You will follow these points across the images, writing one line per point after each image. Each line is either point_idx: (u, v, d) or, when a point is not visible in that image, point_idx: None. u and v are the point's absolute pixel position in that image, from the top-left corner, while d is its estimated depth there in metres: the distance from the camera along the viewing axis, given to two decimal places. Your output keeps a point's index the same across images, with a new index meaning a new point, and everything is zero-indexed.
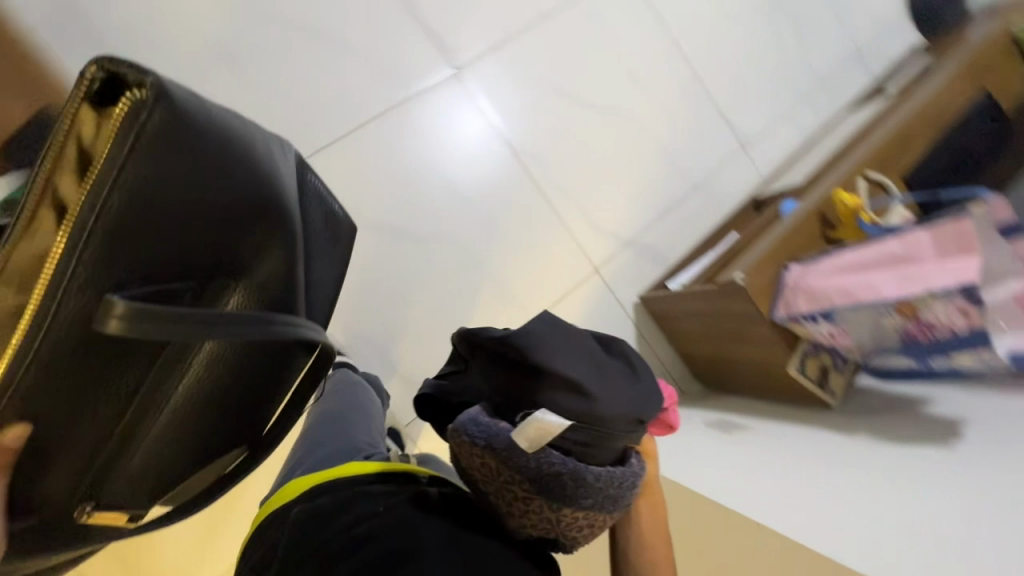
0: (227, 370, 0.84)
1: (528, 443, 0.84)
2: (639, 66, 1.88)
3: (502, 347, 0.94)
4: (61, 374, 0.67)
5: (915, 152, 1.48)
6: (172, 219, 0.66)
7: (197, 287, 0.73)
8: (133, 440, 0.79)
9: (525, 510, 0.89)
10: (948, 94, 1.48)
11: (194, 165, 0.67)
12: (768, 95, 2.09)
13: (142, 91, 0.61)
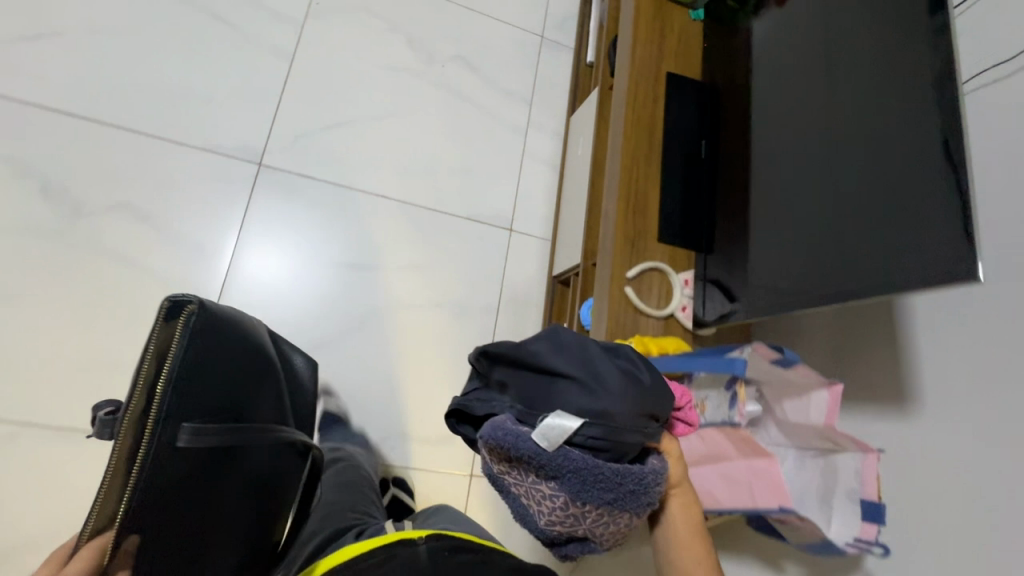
0: (247, 510, 0.57)
1: (546, 443, 0.57)
2: (351, 246, 1.19)
3: (503, 360, 0.64)
4: (168, 501, 0.47)
5: (660, 187, 0.99)
6: (203, 395, 0.51)
7: (242, 422, 0.55)
8: (229, 535, 0.55)
9: (544, 511, 0.62)
10: (643, 110, 1.02)
11: (212, 348, 0.52)
12: (490, 150, 1.35)
13: (188, 312, 0.50)
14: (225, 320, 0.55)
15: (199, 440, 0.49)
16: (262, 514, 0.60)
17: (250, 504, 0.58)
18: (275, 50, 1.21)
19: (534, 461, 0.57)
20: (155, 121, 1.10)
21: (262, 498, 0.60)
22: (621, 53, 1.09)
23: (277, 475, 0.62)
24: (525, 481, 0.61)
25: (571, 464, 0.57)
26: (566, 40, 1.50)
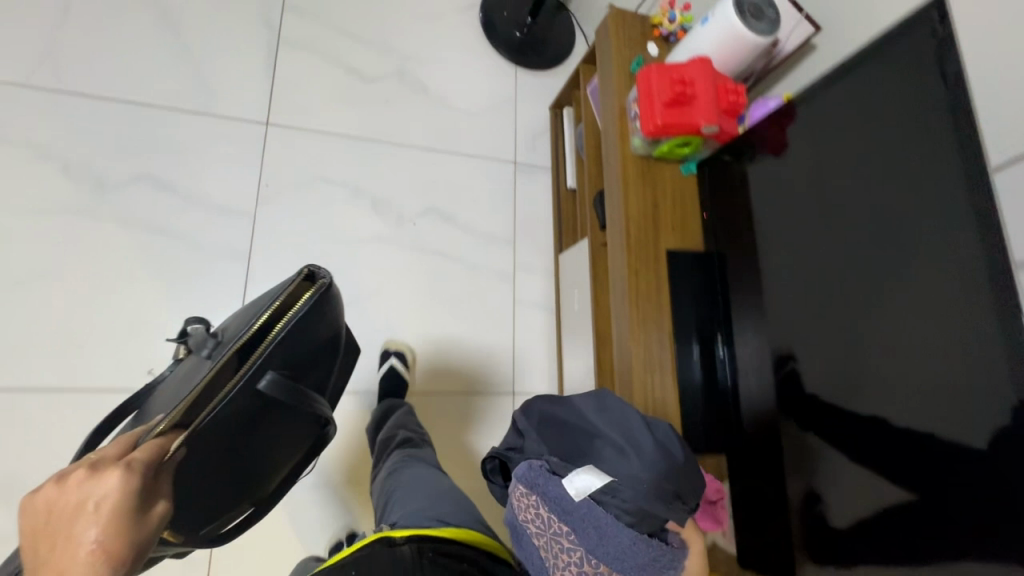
0: (280, 438, 0.79)
1: (573, 489, 0.62)
2: (349, 456, 1.11)
3: (543, 415, 0.74)
4: (228, 419, 0.69)
5: (677, 395, 0.90)
6: (298, 356, 0.76)
7: (315, 379, 0.81)
8: (271, 455, 0.79)
9: (557, 564, 0.63)
10: (645, 306, 0.92)
11: (308, 333, 0.77)
12: (479, 305, 1.25)
13: (316, 284, 0.76)
14: (331, 302, 0.80)
15: (275, 388, 0.72)
16: (281, 446, 0.81)
17: (272, 446, 0.79)
18: (231, 253, 1.11)
19: (557, 504, 0.62)
20: (110, 370, 1.01)
21: (281, 436, 0.79)
22: (612, 231, 0.99)
23: (295, 426, 0.80)
24: (546, 531, 0.63)
25: (592, 520, 0.60)
26: (543, 160, 1.40)
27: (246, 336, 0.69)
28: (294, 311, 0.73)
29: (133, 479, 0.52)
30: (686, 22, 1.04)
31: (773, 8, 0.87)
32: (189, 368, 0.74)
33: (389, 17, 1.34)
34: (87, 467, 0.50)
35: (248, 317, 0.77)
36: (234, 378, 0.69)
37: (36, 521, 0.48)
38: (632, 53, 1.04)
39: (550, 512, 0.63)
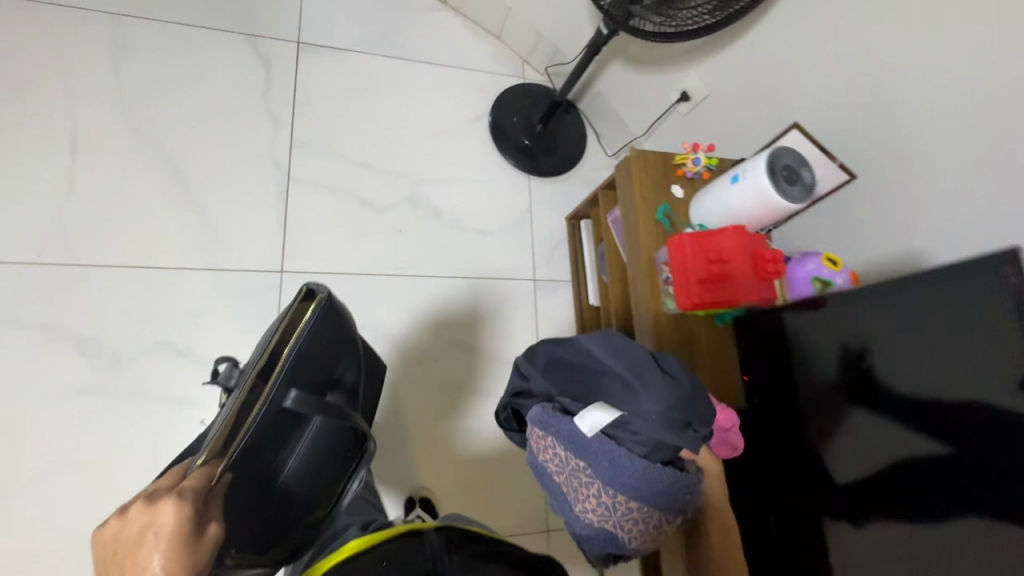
0: (325, 453, 0.83)
1: (584, 425, 0.72)
2: None
3: (551, 363, 0.83)
4: (262, 435, 0.73)
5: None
6: (314, 372, 0.80)
7: (339, 386, 0.84)
8: (324, 469, 0.83)
9: (582, 499, 0.74)
10: None
11: (319, 348, 0.80)
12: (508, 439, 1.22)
13: (317, 300, 0.81)
14: (338, 313, 0.85)
15: (302, 403, 0.73)
16: (331, 461, 0.84)
17: (319, 465, 0.82)
18: None
19: (570, 442, 0.73)
20: None
21: (324, 451, 0.83)
22: None
23: (333, 446, 0.84)
24: (566, 467, 0.75)
25: (605, 453, 0.71)
26: (563, 273, 1.36)
27: (266, 358, 0.76)
28: (298, 335, 0.77)
29: (183, 511, 0.56)
30: (711, 163, 1.01)
31: (809, 172, 0.83)
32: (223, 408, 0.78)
33: (397, 139, 1.32)
34: (145, 504, 0.57)
35: (263, 347, 0.82)
36: (265, 391, 0.73)
37: (109, 550, 0.55)
38: (657, 200, 1.00)
39: (563, 450, 0.75)
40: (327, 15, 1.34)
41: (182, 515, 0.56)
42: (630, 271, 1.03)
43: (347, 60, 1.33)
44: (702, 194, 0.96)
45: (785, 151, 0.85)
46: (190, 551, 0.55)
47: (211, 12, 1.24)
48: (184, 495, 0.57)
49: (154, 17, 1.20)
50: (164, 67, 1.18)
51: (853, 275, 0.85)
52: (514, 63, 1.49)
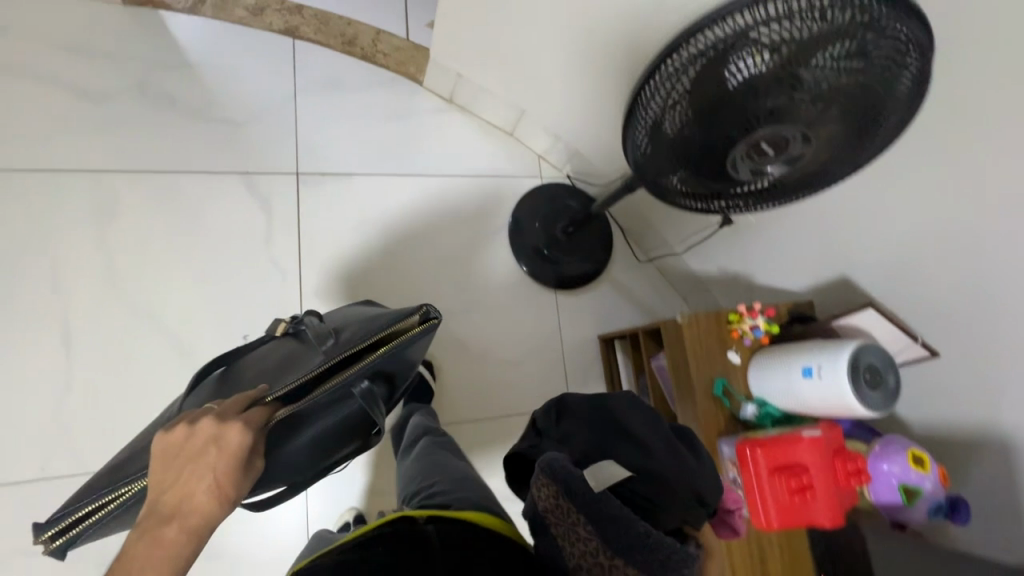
0: (331, 439, 0.84)
1: (593, 479, 0.61)
2: None
3: (577, 412, 0.67)
4: (314, 405, 0.76)
5: None
6: (386, 371, 0.83)
7: (387, 387, 0.89)
8: (312, 448, 0.82)
9: (574, 553, 0.57)
10: None
11: (405, 357, 0.84)
12: None
13: (429, 320, 0.80)
14: (424, 341, 0.85)
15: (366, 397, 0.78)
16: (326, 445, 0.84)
17: (320, 444, 0.84)
18: None
19: (580, 496, 0.55)
20: None
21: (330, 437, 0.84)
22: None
23: (339, 434, 0.85)
24: (564, 520, 0.56)
25: (613, 511, 0.54)
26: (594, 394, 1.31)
27: (365, 343, 0.76)
28: (398, 341, 0.78)
29: (246, 441, 0.56)
30: (772, 329, 0.91)
31: (895, 377, 0.75)
32: (297, 352, 0.82)
33: (413, 269, 1.24)
34: (217, 417, 0.56)
35: (361, 327, 0.85)
36: (345, 374, 0.76)
37: (168, 451, 0.54)
38: (709, 368, 0.92)
39: (567, 502, 0.56)
40: (328, 137, 1.24)
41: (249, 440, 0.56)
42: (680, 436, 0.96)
43: (352, 185, 1.23)
44: (765, 366, 0.88)
45: (869, 348, 0.77)
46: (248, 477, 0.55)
47: (202, 155, 1.14)
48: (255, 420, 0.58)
49: (141, 171, 1.10)
50: (155, 228, 1.09)
51: (940, 474, 0.78)
52: (530, 161, 1.37)
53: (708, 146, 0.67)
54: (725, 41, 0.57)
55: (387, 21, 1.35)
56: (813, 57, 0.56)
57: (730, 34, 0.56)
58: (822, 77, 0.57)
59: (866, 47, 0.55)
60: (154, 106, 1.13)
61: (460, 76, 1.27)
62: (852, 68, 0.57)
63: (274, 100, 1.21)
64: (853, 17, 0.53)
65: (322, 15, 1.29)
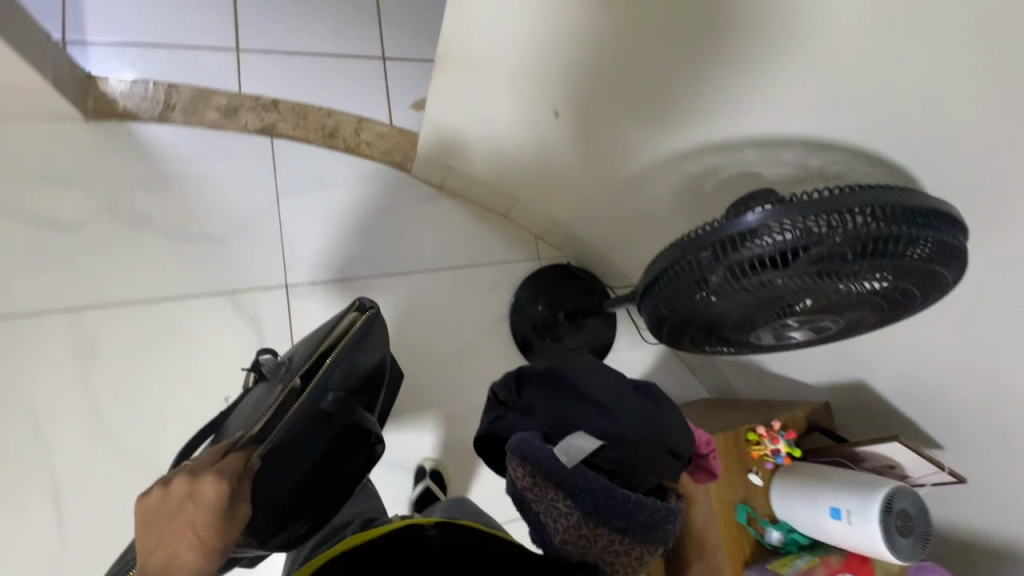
0: (338, 454, 0.87)
1: (566, 456, 0.63)
2: None
3: (542, 396, 0.74)
4: (297, 432, 0.78)
5: None
6: (351, 377, 0.85)
7: (369, 394, 0.91)
8: (330, 469, 0.87)
9: (559, 529, 0.64)
10: None
11: (363, 357, 0.86)
12: None
13: (361, 313, 0.83)
14: (376, 332, 0.87)
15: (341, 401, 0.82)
16: (338, 461, 0.88)
17: (334, 465, 0.87)
18: None
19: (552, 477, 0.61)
20: None
21: (337, 455, 0.87)
22: None
23: (347, 448, 0.88)
24: (544, 497, 0.64)
25: (586, 483, 0.61)
26: None
27: (316, 356, 0.79)
28: (345, 341, 0.81)
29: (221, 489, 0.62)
30: (794, 452, 0.91)
31: (926, 526, 0.74)
32: (260, 395, 0.80)
33: (414, 372, 1.21)
34: (188, 475, 0.62)
35: (310, 343, 0.85)
36: (304, 391, 0.78)
37: (151, 520, 0.60)
38: (731, 491, 0.90)
39: (543, 482, 0.63)
40: (315, 241, 1.18)
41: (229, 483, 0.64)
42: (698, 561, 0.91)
43: (345, 290, 1.18)
44: (790, 488, 0.87)
45: (902, 492, 0.75)
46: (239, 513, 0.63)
47: (184, 277, 1.09)
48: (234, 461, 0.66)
49: (121, 303, 1.05)
50: (139, 364, 1.03)
51: None
52: (526, 244, 1.33)
53: (727, 326, 0.64)
54: (761, 259, 0.53)
55: (369, 106, 1.28)
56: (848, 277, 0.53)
57: (769, 252, 0.52)
58: (849, 287, 0.55)
59: (900, 266, 0.53)
60: (130, 230, 1.07)
61: (449, 167, 1.21)
62: (887, 283, 0.54)
63: (256, 207, 1.16)
64: (894, 245, 0.50)
65: (300, 107, 1.22)
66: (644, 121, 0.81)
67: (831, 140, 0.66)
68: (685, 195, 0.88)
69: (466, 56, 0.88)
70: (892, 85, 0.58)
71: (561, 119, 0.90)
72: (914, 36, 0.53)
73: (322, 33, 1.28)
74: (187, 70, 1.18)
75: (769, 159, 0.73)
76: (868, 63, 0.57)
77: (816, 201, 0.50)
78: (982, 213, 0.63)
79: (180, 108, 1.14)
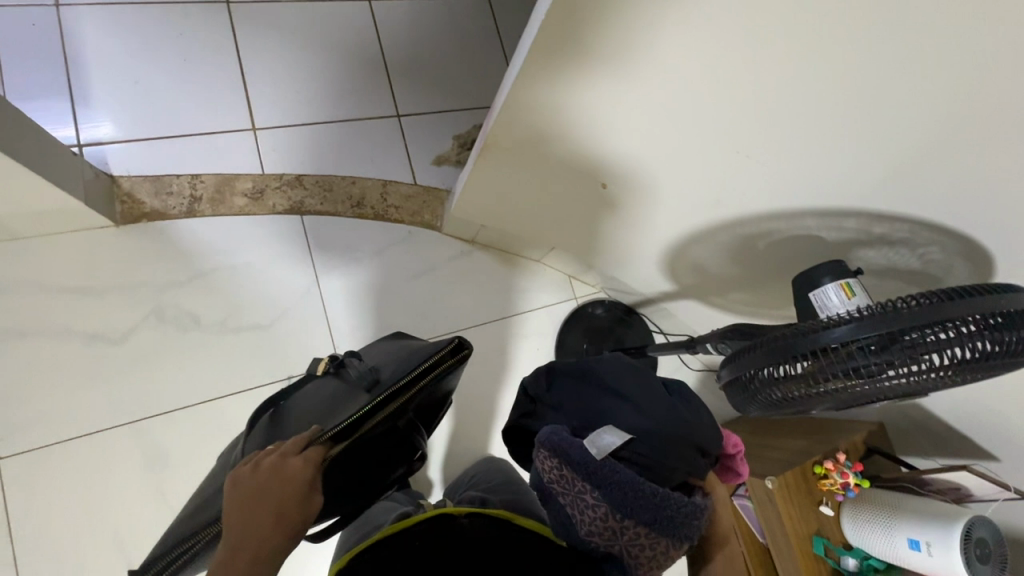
0: (380, 467, 0.90)
1: (594, 449, 0.62)
2: None
3: (570, 391, 0.73)
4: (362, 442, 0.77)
5: None
6: (422, 400, 0.85)
7: (422, 417, 0.92)
8: (367, 476, 0.88)
9: (584, 519, 0.64)
10: None
11: (440, 386, 0.86)
12: None
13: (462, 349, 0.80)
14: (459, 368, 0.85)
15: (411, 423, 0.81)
16: (377, 473, 0.90)
17: (373, 474, 0.89)
18: None
19: (582, 470, 0.61)
20: None
21: (379, 468, 0.90)
22: None
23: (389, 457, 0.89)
24: (570, 490, 0.64)
25: (616, 476, 0.60)
26: None
27: (405, 378, 0.77)
28: (435, 371, 0.79)
29: (305, 475, 0.65)
30: (862, 483, 0.95)
31: (1002, 548, 0.79)
32: (338, 390, 0.84)
33: (471, 429, 1.23)
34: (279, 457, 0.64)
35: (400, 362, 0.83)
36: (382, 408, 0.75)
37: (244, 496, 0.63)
38: (808, 526, 0.94)
39: (572, 475, 0.62)
40: (361, 316, 1.18)
41: (306, 477, 0.64)
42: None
43: None
44: (861, 512, 0.92)
45: (978, 522, 0.79)
46: (309, 509, 0.63)
47: (237, 374, 1.08)
48: (315, 457, 0.66)
49: (179, 410, 1.04)
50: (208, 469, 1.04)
51: None
52: (562, 285, 1.35)
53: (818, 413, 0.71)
54: (852, 361, 0.61)
55: (391, 168, 1.28)
56: (936, 376, 0.60)
57: (862, 355, 0.60)
58: (938, 384, 0.62)
59: (984, 367, 0.59)
60: (176, 334, 1.07)
61: (484, 226, 1.21)
62: (971, 376, 0.61)
63: (295, 291, 1.15)
64: (979, 350, 0.58)
65: (324, 180, 1.22)
66: (696, 191, 0.85)
67: (889, 212, 0.72)
68: (736, 249, 0.92)
69: (513, 146, 0.90)
70: (947, 167, 0.64)
71: (608, 190, 0.94)
72: (970, 132, 0.59)
73: (336, 102, 1.28)
74: (207, 159, 1.17)
75: (827, 226, 0.78)
76: (925, 151, 0.64)
77: (905, 313, 0.58)
78: None
79: (207, 201, 1.13)
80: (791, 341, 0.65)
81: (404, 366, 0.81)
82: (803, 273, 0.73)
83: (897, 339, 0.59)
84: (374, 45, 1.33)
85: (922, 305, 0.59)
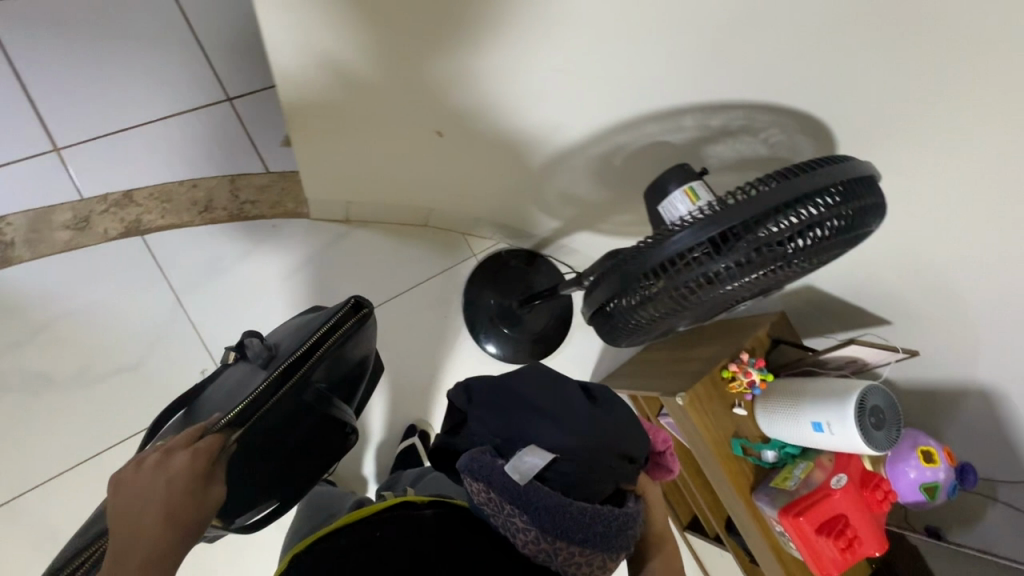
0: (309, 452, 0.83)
1: (517, 474, 0.58)
2: None
3: (493, 401, 0.68)
4: (272, 426, 0.71)
5: None
6: (336, 374, 0.80)
7: (346, 393, 0.87)
8: (297, 463, 0.82)
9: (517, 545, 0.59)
10: None
11: (351, 356, 0.81)
12: None
13: (360, 309, 0.76)
14: (368, 330, 0.80)
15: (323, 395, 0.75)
16: (306, 461, 0.84)
17: (303, 461, 0.83)
18: None
19: (505, 492, 0.58)
20: None
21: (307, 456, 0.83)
22: None
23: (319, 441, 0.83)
24: (498, 517, 0.60)
25: (541, 501, 0.57)
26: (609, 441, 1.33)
27: (303, 349, 0.71)
28: (336, 337, 0.74)
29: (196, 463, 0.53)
30: (766, 378, 0.96)
31: (895, 414, 0.80)
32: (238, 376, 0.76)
33: (393, 414, 1.19)
34: (160, 451, 0.53)
35: (301, 333, 0.78)
36: (285, 384, 0.69)
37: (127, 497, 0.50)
38: (725, 430, 0.95)
39: (498, 499, 0.59)
40: (239, 327, 1.08)
41: (199, 466, 0.53)
42: (714, 477, 0.96)
43: None
44: (773, 407, 0.92)
45: (873, 391, 0.80)
46: (206, 499, 0.52)
47: (114, 423, 0.99)
48: (208, 444, 0.56)
49: (57, 477, 0.95)
50: None
51: (947, 458, 0.85)
52: (457, 244, 1.27)
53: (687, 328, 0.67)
54: (700, 269, 0.56)
55: (234, 158, 1.14)
56: (782, 267, 0.56)
57: (707, 260, 0.55)
58: (787, 275, 0.59)
59: (830, 245, 0.56)
60: (30, 397, 0.96)
61: (349, 203, 1.11)
62: (820, 260, 0.58)
63: (158, 319, 1.04)
64: (819, 231, 0.54)
65: (159, 190, 1.08)
66: (534, 116, 0.78)
67: (720, 101, 0.66)
68: (597, 172, 0.86)
69: (324, 111, 0.81)
70: (755, 40, 0.58)
71: (447, 137, 0.86)
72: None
73: (145, 95, 1.11)
74: (10, 196, 1.02)
75: (669, 129, 0.72)
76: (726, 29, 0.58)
77: (740, 207, 0.53)
78: (871, 132, 0.65)
79: (22, 243, 1.00)
80: (636, 262, 0.59)
81: (303, 337, 0.75)
82: (650, 186, 0.68)
83: (735, 235, 0.54)
84: (172, 16, 1.14)
85: (762, 190, 0.54)
